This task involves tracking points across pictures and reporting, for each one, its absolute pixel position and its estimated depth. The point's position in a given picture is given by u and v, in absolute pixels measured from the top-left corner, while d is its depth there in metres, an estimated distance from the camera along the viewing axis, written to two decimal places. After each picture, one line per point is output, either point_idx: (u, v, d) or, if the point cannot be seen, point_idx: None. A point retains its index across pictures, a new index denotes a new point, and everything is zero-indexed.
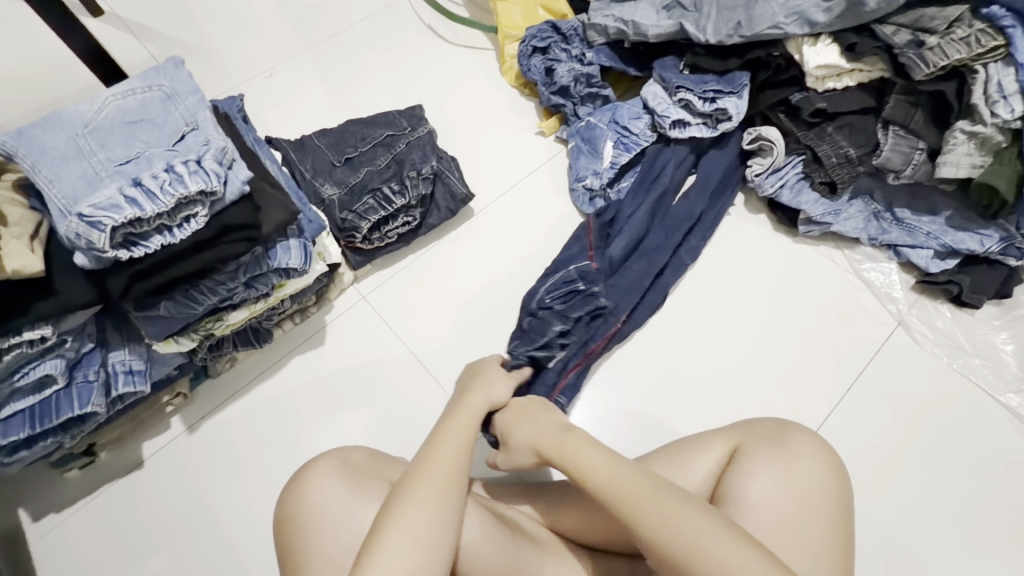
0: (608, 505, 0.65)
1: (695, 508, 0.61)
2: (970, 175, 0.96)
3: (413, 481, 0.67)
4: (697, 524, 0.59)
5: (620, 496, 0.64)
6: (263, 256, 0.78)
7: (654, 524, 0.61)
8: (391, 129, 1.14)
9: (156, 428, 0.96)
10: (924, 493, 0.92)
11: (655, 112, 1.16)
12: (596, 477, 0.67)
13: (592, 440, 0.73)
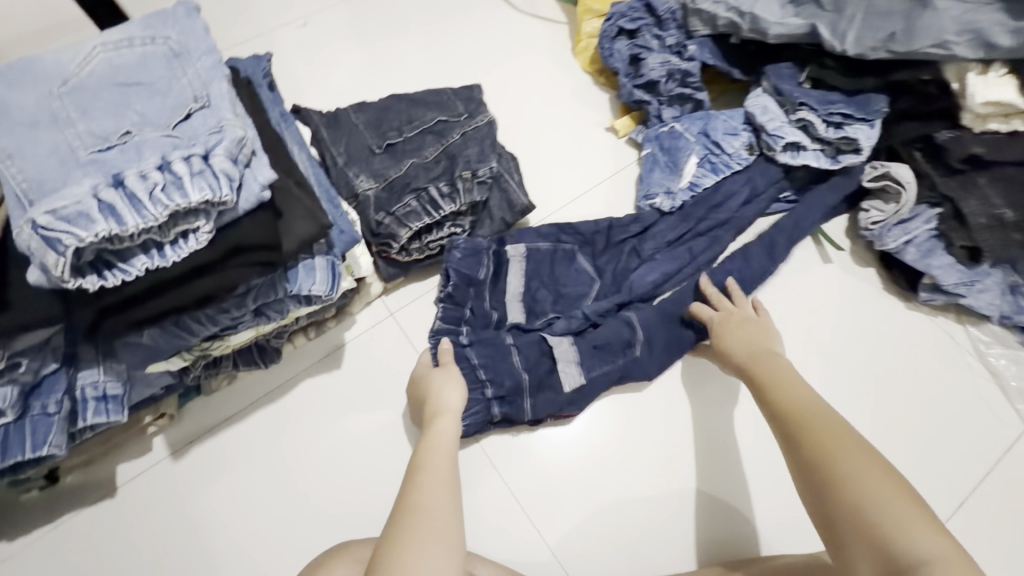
0: (786, 416, 0.65)
1: (880, 466, 0.57)
2: None
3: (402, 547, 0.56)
4: (875, 479, 0.56)
5: (792, 402, 0.66)
6: (279, 279, 0.61)
7: (829, 438, 0.60)
8: (444, 113, 0.94)
9: (135, 449, 0.81)
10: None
11: (764, 130, 0.95)
12: (795, 400, 0.66)
13: (794, 370, 0.72)
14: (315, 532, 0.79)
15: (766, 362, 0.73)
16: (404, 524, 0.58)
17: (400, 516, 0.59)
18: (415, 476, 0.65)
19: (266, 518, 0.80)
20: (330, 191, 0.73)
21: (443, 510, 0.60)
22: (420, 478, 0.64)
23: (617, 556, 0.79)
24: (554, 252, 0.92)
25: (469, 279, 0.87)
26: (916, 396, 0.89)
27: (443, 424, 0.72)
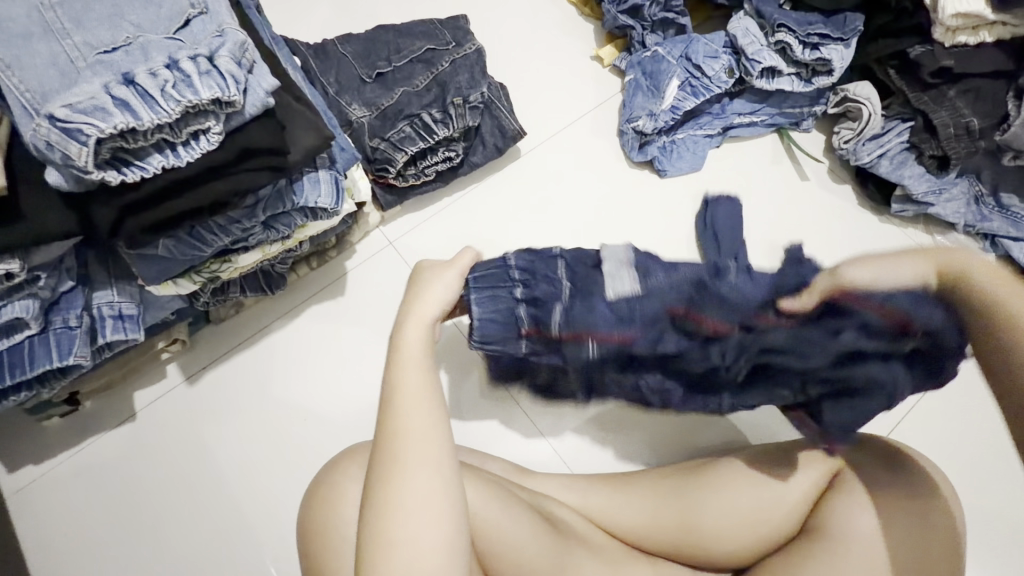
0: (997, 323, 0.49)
1: None
2: None
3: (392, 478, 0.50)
4: None
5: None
6: (286, 191, 0.64)
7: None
8: (432, 42, 0.94)
9: (150, 377, 0.83)
10: (1000, 507, 0.86)
11: (744, 53, 0.95)
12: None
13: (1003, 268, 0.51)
14: (332, 443, 0.84)
15: (883, 273, 0.54)
16: (387, 464, 0.51)
17: (379, 452, 0.52)
18: (391, 399, 0.55)
19: (283, 435, 0.84)
20: (328, 113, 0.75)
21: (425, 432, 0.53)
22: (396, 406, 0.54)
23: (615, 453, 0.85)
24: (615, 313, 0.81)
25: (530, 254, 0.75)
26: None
27: (414, 333, 0.59)
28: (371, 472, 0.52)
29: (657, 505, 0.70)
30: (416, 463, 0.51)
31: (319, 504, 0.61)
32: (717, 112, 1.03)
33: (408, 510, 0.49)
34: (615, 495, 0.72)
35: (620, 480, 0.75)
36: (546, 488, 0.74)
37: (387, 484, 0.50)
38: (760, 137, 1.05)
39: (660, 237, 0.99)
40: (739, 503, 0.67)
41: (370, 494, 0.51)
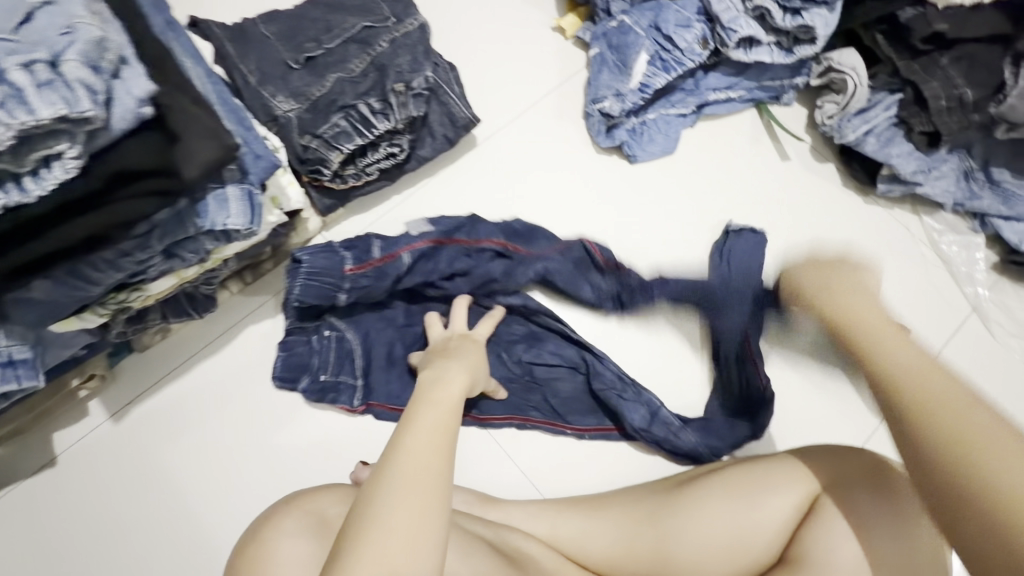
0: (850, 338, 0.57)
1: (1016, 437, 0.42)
2: None
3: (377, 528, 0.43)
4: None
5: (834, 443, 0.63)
6: (188, 213, 0.54)
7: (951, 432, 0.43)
8: (368, 18, 0.82)
9: (69, 416, 0.75)
10: None
11: (719, 21, 0.86)
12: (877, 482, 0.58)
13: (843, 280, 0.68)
14: (280, 476, 0.77)
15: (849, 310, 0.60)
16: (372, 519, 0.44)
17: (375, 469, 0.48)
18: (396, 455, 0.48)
19: (225, 471, 0.76)
20: (238, 108, 0.61)
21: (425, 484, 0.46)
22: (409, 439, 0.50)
23: (589, 470, 0.79)
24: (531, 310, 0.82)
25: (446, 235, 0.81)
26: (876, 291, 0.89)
27: (431, 409, 0.55)
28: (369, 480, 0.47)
29: (634, 531, 0.64)
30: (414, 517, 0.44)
31: (245, 568, 0.49)
32: (691, 88, 0.93)
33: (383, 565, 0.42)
34: (589, 522, 0.67)
35: (593, 501, 0.69)
36: (513, 518, 0.68)
37: (382, 519, 0.44)
38: (737, 114, 0.97)
39: (632, 231, 0.91)
40: (717, 531, 0.60)
41: (356, 531, 0.43)
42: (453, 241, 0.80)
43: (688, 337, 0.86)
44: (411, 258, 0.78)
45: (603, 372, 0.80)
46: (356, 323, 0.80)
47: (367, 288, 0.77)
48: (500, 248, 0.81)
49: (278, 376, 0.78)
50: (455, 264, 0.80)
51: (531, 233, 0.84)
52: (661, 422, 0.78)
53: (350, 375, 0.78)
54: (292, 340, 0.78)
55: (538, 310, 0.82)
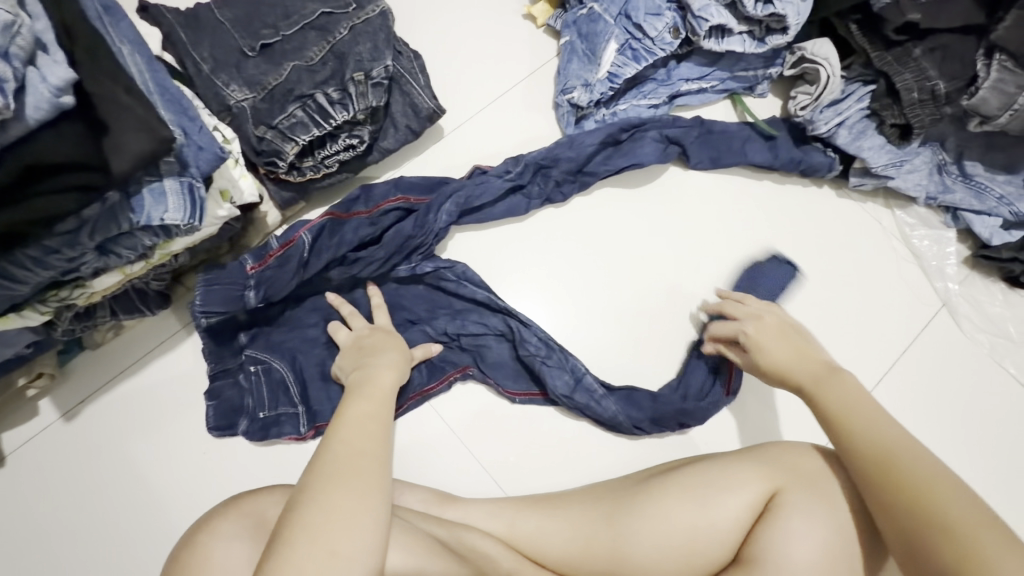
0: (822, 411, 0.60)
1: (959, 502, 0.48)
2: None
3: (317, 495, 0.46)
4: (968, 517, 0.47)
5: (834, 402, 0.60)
6: (120, 208, 0.52)
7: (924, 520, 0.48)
8: (327, 4, 0.79)
9: (20, 416, 0.73)
10: None
11: (690, 9, 0.84)
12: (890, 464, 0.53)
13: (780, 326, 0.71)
14: (238, 476, 0.75)
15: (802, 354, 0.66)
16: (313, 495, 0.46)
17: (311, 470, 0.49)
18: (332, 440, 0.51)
19: (182, 471, 0.74)
20: (180, 98, 0.59)
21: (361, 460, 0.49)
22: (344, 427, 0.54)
23: (554, 467, 0.78)
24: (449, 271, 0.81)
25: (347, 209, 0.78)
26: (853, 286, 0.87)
27: (364, 400, 0.59)
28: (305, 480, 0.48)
29: (588, 529, 0.64)
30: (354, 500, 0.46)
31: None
32: (663, 79, 0.91)
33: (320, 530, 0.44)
34: (545, 519, 0.66)
35: (553, 501, 0.68)
36: (472, 518, 0.67)
37: (321, 505, 0.45)
38: (711, 105, 0.95)
39: (602, 224, 0.88)
40: (671, 530, 0.60)
41: (292, 521, 0.44)
42: (354, 213, 0.78)
43: (653, 332, 0.85)
44: (312, 236, 0.75)
45: (532, 340, 0.79)
46: (281, 350, 0.77)
47: (275, 280, 0.74)
48: (403, 206, 0.80)
49: (213, 427, 0.74)
50: (362, 233, 0.78)
51: (434, 187, 0.83)
52: (583, 391, 0.78)
53: (289, 405, 0.75)
54: (219, 385, 0.75)
55: (458, 265, 0.81)
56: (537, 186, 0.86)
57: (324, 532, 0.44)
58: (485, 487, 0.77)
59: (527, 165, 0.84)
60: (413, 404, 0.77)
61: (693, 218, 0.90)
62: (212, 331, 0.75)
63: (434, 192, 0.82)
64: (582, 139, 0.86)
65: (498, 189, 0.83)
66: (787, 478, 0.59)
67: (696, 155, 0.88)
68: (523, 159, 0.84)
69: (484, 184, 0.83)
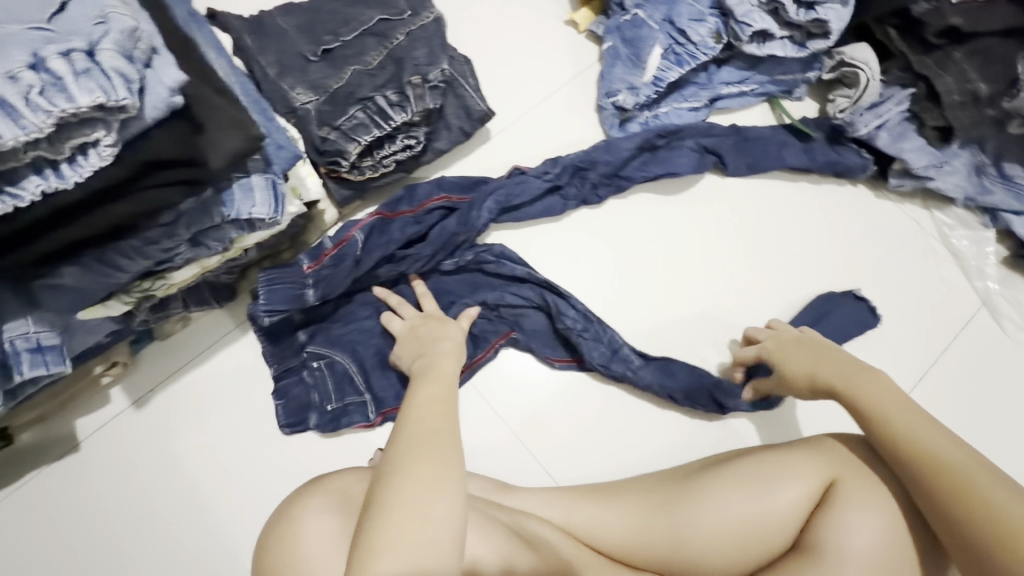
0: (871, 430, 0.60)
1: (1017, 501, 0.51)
2: None
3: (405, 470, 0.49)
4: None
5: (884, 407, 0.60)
6: (213, 203, 0.55)
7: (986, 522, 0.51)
8: (384, 11, 0.83)
9: (93, 403, 0.77)
10: None
11: (732, 14, 0.86)
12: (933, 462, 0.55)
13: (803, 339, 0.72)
14: (298, 463, 0.78)
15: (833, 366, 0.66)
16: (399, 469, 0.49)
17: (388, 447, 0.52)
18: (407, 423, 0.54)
19: (245, 458, 0.77)
20: (260, 100, 0.63)
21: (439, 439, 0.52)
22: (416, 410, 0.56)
23: (603, 459, 0.80)
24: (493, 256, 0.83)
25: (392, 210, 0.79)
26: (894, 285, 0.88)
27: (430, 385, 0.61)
28: (383, 458, 0.52)
29: (644, 517, 0.66)
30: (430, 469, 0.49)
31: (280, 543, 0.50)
32: (703, 82, 0.94)
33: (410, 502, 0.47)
34: (601, 507, 0.68)
35: (607, 490, 0.70)
36: (529, 505, 0.69)
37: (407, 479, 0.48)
38: (750, 108, 0.97)
39: (647, 223, 0.90)
40: (727, 517, 0.61)
41: (382, 496, 0.47)
42: (398, 212, 0.79)
43: (696, 328, 0.87)
44: (364, 235, 0.77)
45: (572, 313, 0.81)
46: (342, 343, 0.79)
47: (330, 278, 0.75)
48: (445, 204, 0.81)
49: (285, 424, 0.77)
50: (409, 231, 0.79)
51: (473, 186, 0.84)
52: (620, 360, 0.81)
53: (355, 394, 0.78)
54: (285, 384, 0.78)
55: (496, 247, 0.83)
56: (574, 188, 0.87)
57: (409, 498, 0.47)
58: (536, 477, 0.79)
59: (565, 167, 0.86)
60: (467, 374, 0.80)
61: (735, 218, 0.92)
62: (272, 334, 0.78)
63: (473, 190, 0.83)
64: (620, 143, 0.88)
65: (537, 190, 0.85)
66: (841, 468, 0.61)
67: (733, 163, 0.90)
68: (562, 160, 0.86)
69: (523, 183, 0.85)
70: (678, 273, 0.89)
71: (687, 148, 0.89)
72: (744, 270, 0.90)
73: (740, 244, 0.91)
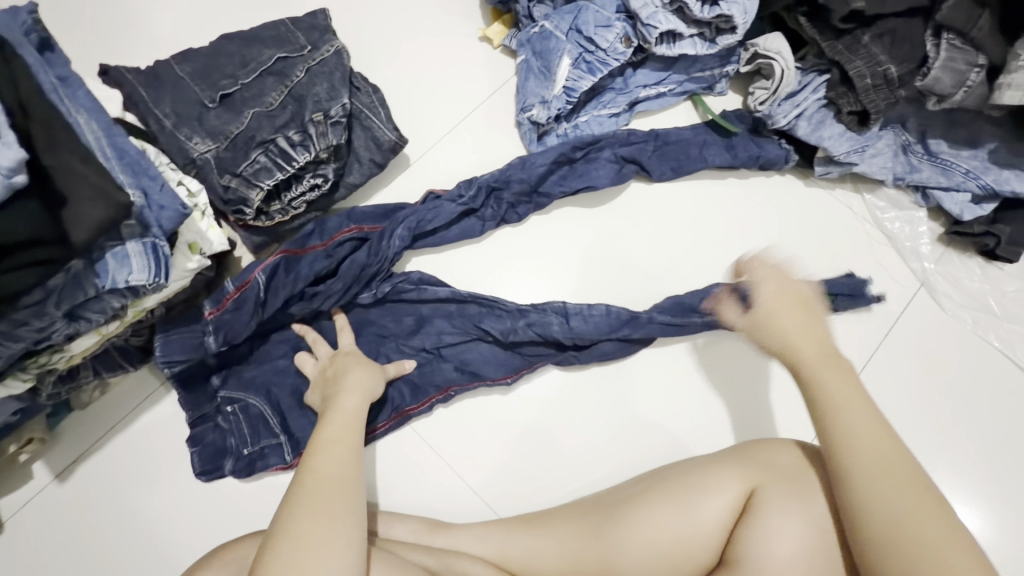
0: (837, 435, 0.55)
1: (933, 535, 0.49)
2: (978, 92, 0.77)
3: (295, 504, 0.52)
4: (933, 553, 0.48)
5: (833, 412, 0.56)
6: (85, 275, 0.54)
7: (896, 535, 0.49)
8: (282, 48, 0.80)
9: (14, 481, 0.74)
10: (953, 475, 0.83)
11: (638, 18, 0.84)
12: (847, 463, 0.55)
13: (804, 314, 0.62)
14: (232, 520, 0.76)
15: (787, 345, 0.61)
16: (290, 510, 0.51)
17: (285, 495, 0.53)
18: (305, 463, 0.57)
19: (178, 519, 0.76)
20: (140, 159, 0.61)
21: (331, 476, 0.55)
22: (315, 451, 0.58)
23: (546, 483, 0.79)
24: (417, 284, 0.82)
25: (299, 245, 0.78)
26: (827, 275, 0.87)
27: (333, 420, 0.63)
28: (279, 509, 0.53)
29: (576, 545, 0.64)
30: (327, 518, 0.51)
31: None
32: (621, 87, 0.92)
33: (297, 535, 0.49)
34: (533, 538, 0.66)
35: (542, 518, 0.69)
36: (463, 544, 0.67)
37: (293, 523, 0.50)
38: (672, 108, 0.95)
39: (573, 236, 0.88)
40: (655, 535, 0.60)
41: (275, 536, 0.49)
42: (309, 248, 0.78)
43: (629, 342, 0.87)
44: (266, 277, 0.75)
45: (500, 315, 0.81)
46: (256, 385, 0.77)
47: (231, 325, 0.74)
48: (357, 235, 0.80)
49: (201, 471, 0.76)
50: (317, 266, 0.77)
51: (389, 213, 0.83)
52: (573, 316, 0.80)
53: (271, 437, 0.76)
54: (200, 431, 0.76)
55: (412, 274, 0.82)
56: (490, 209, 0.85)
57: (297, 557, 0.47)
58: (477, 510, 0.78)
59: (480, 188, 0.85)
60: (396, 423, 0.78)
61: (664, 222, 0.90)
62: (183, 378, 0.76)
63: (387, 219, 0.82)
64: (534, 160, 0.86)
65: (450, 214, 0.83)
66: (764, 474, 0.59)
67: (657, 169, 0.89)
68: (476, 181, 0.84)
69: (437, 208, 0.83)
70: (611, 285, 0.87)
71: (605, 160, 0.88)
72: (678, 276, 0.88)
73: (670, 248, 0.89)
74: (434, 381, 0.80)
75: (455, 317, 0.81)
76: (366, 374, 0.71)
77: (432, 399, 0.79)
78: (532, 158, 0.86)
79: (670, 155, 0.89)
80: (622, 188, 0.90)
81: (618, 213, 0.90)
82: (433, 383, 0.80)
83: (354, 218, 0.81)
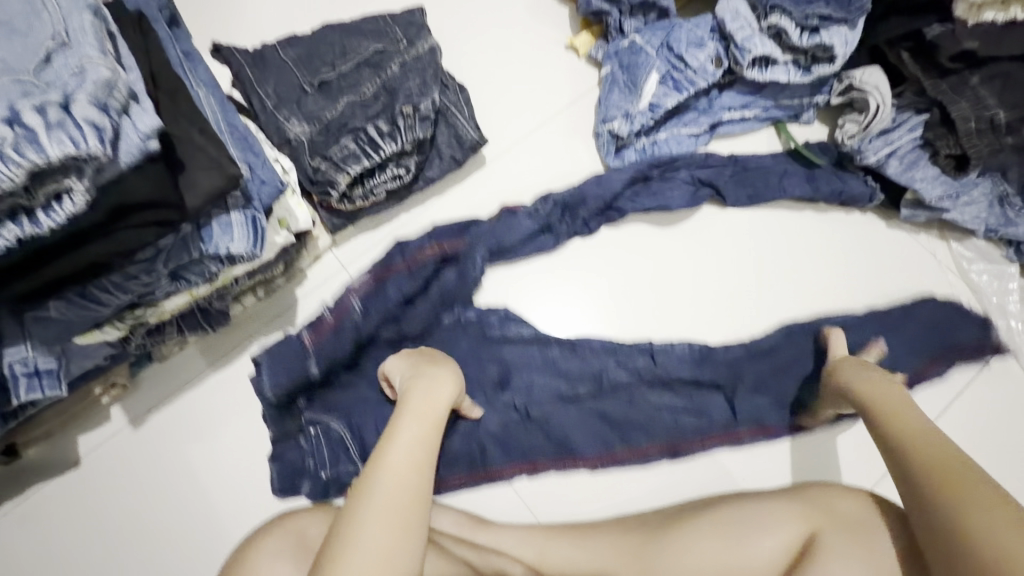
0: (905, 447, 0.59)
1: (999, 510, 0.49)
2: None
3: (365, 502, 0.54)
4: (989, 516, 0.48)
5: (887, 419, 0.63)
6: (192, 238, 0.57)
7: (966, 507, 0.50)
8: (381, 41, 0.83)
9: (94, 421, 0.80)
10: None
11: (733, 40, 0.84)
12: (903, 430, 0.60)
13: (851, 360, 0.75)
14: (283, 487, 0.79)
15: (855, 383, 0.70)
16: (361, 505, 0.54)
17: (364, 470, 0.57)
18: (379, 457, 0.58)
19: (234, 476, 0.80)
20: (247, 135, 0.65)
21: (403, 479, 0.56)
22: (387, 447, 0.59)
23: (587, 495, 0.79)
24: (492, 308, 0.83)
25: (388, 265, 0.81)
26: (909, 323, 0.84)
27: (409, 415, 0.63)
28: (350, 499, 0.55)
29: (619, 559, 0.64)
30: (399, 510, 0.54)
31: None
32: (705, 108, 0.91)
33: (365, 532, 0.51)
34: (576, 549, 0.66)
35: (584, 528, 0.69)
36: (503, 543, 0.68)
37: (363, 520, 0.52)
38: (754, 133, 0.94)
39: (642, 253, 0.88)
40: (704, 565, 0.59)
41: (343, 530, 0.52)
42: (394, 270, 0.81)
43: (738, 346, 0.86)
44: (361, 303, 0.79)
45: (586, 356, 0.82)
46: (339, 409, 0.78)
47: (332, 348, 0.77)
48: (441, 256, 0.82)
49: (280, 487, 0.77)
50: (404, 288, 0.80)
51: (465, 228, 0.85)
52: (660, 358, 0.83)
53: (350, 462, 0.77)
54: (282, 447, 0.78)
55: (500, 308, 0.83)
56: (565, 225, 0.86)
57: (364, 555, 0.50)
58: (517, 512, 0.78)
59: (555, 205, 0.86)
60: (474, 480, 0.78)
61: (736, 247, 0.88)
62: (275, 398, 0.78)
63: (467, 236, 0.84)
64: (610, 177, 0.87)
65: (526, 231, 0.85)
66: (824, 521, 0.58)
67: (733, 194, 0.87)
68: (552, 198, 0.86)
69: (512, 223, 0.85)
70: (676, 306, 0.86)
71: (681, 182, 0.87)
72: (743, 302, 0.87)
73: (739, 275, 0.87)
74: (523, 442, 0.79)
75: (542, 355, 0.82)
76: (445, 369, 0.72)
77: (521, 467, 0.79)
78: (610, 175, 0.87)
79: (749, 181, 0.88)
80: (696, 211, 0.89)
81: (688, 232, 0.89)
82: (524, 447, 0.79)
83: (438, 236, 0.83)
